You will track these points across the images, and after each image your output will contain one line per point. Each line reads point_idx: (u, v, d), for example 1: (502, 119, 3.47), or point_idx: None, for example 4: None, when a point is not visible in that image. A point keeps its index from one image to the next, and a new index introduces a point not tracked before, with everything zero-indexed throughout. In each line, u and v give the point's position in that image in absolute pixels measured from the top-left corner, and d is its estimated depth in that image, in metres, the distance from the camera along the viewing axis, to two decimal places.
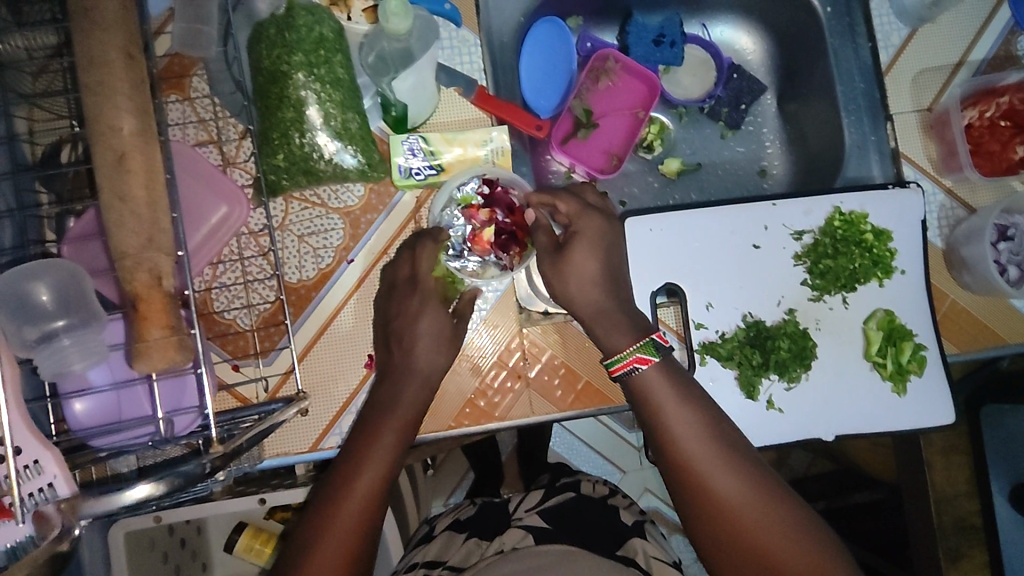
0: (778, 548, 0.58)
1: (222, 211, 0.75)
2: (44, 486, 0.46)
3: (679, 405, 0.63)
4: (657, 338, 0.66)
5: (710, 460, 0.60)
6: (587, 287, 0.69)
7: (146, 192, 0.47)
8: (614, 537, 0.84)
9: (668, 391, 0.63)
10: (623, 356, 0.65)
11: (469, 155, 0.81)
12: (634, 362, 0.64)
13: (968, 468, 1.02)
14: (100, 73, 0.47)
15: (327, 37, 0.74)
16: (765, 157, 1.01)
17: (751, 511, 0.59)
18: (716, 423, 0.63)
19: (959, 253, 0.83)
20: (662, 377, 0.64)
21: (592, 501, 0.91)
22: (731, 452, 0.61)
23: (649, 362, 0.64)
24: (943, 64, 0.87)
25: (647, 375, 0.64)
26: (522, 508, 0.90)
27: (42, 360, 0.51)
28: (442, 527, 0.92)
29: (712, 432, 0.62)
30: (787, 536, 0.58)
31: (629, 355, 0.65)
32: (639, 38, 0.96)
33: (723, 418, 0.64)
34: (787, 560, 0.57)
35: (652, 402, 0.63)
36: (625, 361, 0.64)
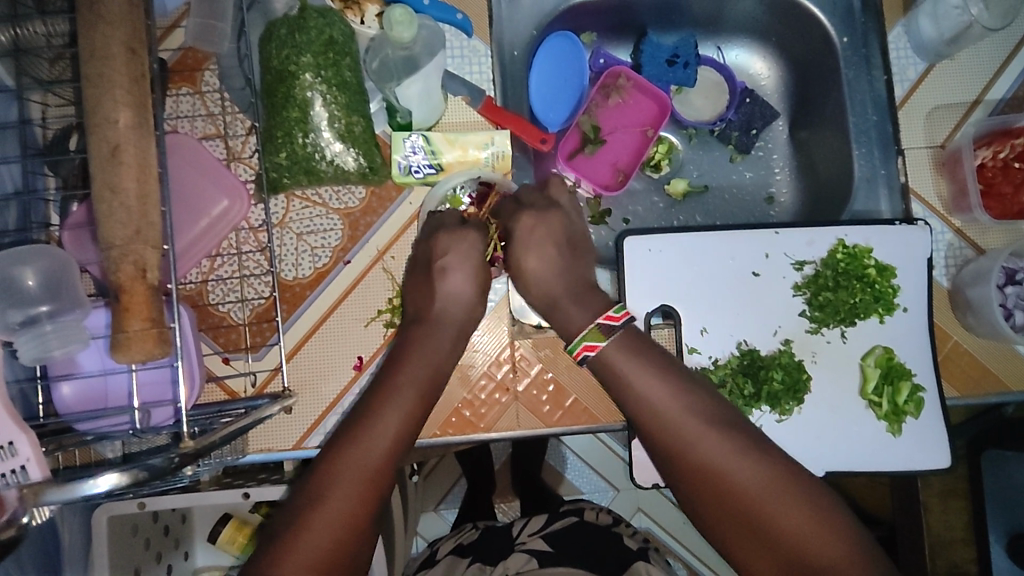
0: (767, 499, 0.60)
1: (223, 205, 0.76)
2: (16, 468, 0.45)
3: (646, 375, 0.69)
4: (605, 322, 0.73)
5: (683, 423, 0.65)
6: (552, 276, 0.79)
7: (137, 185, 0.47)
8: (615, 562, 0.84)
9: (634, 364, 0.70)
10: (573, 346, 0.73)
11: (469, 157, 0.81)
12: (584, 349, 0.72)
13: (966, 513, 1.00)
14: (101, 66, 0.47)
15: (337, 39, 0.75)
16: (774, 184, 1.00)
17: (735, 464, 0.62)
18: (686, 389, 0.68)
19: (964, 294, 0.82)
20: (623, 353, 0.71)
21: (593, 527, 0.90)
22: (706, 414, 0.65)
23: (597, 346, 0.72)
24: (958, 102, 0.86)
25: (606, 352, 0.71)
26: (525, 532, 0.90)
27: (24, 343, 0.52)
28: (444, 552, 0.93)
29: (682, 399, 0.67)
30: (777, 495, 0.60)
31: (580, 343, 0.73)
32: (652, 57, 0.96)
33: (695, 384, 0.68)
34: (783, 519, 0.59)
35: (620, 378, 0.70)
36: (577, 348, 0.73)
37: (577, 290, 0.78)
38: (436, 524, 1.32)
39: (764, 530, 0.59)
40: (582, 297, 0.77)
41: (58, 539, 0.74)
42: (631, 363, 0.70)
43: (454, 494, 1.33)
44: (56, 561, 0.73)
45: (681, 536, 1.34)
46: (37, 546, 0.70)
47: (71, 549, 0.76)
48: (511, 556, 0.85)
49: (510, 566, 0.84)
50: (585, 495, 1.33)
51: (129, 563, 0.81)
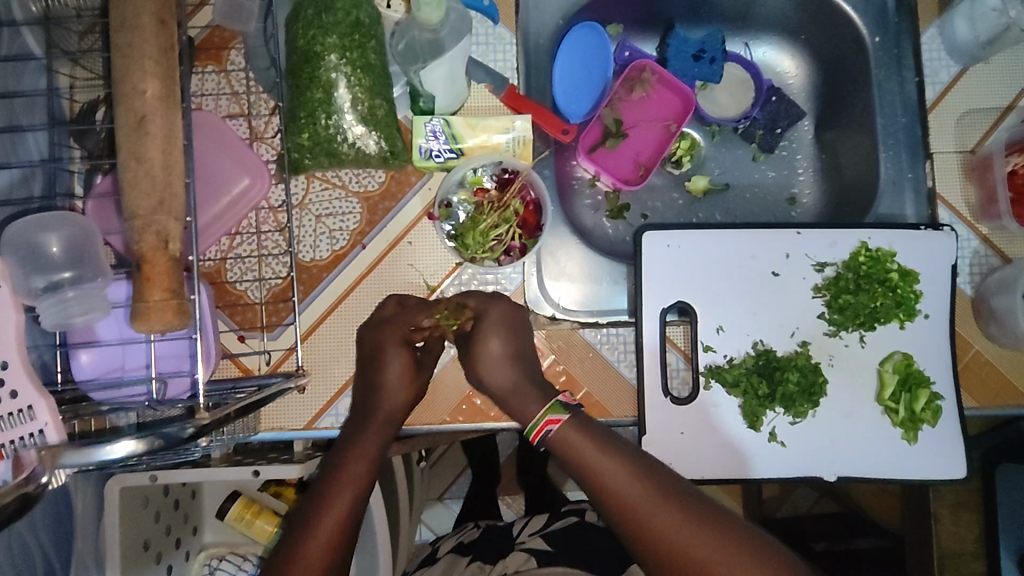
0: (696, 549, 0.56)
1: (244, 183, 0.76)
2: (34, 431, 0.46)
3: (604, 454, 0.61)
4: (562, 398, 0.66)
5: (654, 502, 0.58)
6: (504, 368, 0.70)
7: (162, 155, 0.48)
8: (617, 562, 0.83)
9: (591, 442, 0.62)
10: (535, 422, 0.65)
11: (490, 143, 0.80)
12: (545, 425, 0.64)
13: (978, 527, 0.98)
14: (132, 36, 0.47)
15: (363, 22, 0.75)
16: (796, 184, 0.99)
17: (715, 546, 0.56)
18: (645, 466, 0.61)
19: (988, 302, 0.80)
20: (578, 434, 0.63)
21: (598, 528, 0.89)
22: (675, 491, 0.59)
23: (560, 422, 0.64)
24: (991, 107, 0.85)
25: (565, 433, 0.63)
26: (526, 532, 0.90)
27: (46, 308, 0.52)
28: (444, 551, 0.94)
29: (647, 477, 0.60)
30: (702, 531, 0.56)
31: (541, 419, 0.65)
32: (678, 51, 0.95)
33: (654, 460, 0.62)
34: (706, 557, 0.55)
35: (580, 459, 0.61)
36: (538, 426, 0.64)
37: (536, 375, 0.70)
38: (439, 513, 1.32)
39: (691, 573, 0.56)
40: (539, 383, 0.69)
41: (70, 505, 0.75)
42: (590, 442, 0.62)
43: (458, 485, 1.33)
44: (67, 526, 0.74)
45: None
46: (50, 511, 0.71)
47: (80, 516, 0.77)
48: (511, 554, 0.85)
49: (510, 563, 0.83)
50: None
51: (139, 535, 0.82)
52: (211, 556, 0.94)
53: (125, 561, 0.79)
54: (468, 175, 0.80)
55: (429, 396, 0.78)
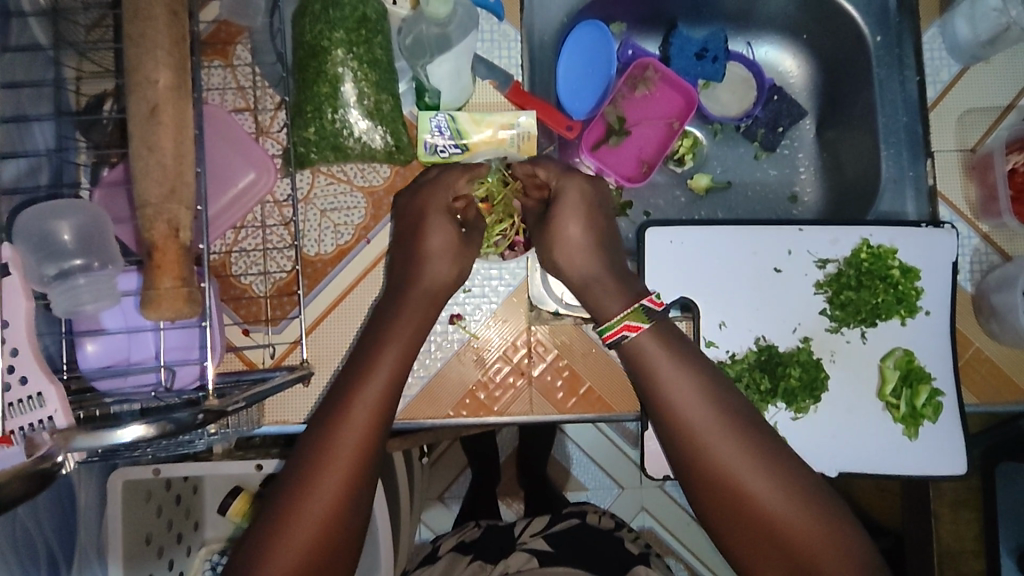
0: (750, 478, 0.57)
1: (250, 177, 0.76)
2: (43, 417, 0.47)
3: (673, 368, 0.61)
4: (647, 304, 0.64)
5: (707, 423, 0.59)
6: (586, 254, 0.70)
7: (173, 145, 0.48)
8: (617, 562, 0.84)
9: (664, 355, 0.62)
10: (612, 324, 0.64)
11: (495, 138, 0.81)
12: (624, 329, 0.63)
13: (977, 525, 0.99)
14: (143, 26, 0.48)
15: (370, 17, 0.75)
16: (797, 183, 0.99)
17: (755, 475, 0.57)
18: (716, 394, 0.60)
19: (988, 300, 0.80)
20: (657, 343, 0.62)
21: (597, 530, 0.90)
22: (733, 418, 0.60)
23: (639, 329, 0.62)
24: (991, 106, 0.85)
25: (641, 339, 0.63)
26: (528, 532, 0.91)
27: (58, 295, 0.54)
28: (446, 547, 0.94)
29: (712, 398, 0.60)
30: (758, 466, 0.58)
31: (620, 322, 0.63)
32: (681, 50, 0.96)
33: (724, 380, 0.62)
34: (755, 491, 0.57)
35: (648, 367, 0.62)
36: (616, 328, 0.63)
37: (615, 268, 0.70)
38: (439, 512, 1.32)
39: (742, 502, 0.57)
40: (620, 278, 0.69)
41: (74, 498, 0.75)
42: (663, 354, 0.62)
43: (459, 484, 1.33)
44: (71, 518, 0.74)
45: (684, 537, 1.33)
46: (54, 502, 0.71)
47: (84, 509, 0.77)
48: (512, 554, 0.85)
49: (512, 563, 0.83)
50: (589, 491, 1.33)
51: (142, 529, 0.82)
52: (213, 551, 0.95)
53: (128, 554, 0.80)
54: None
55: (432, 391, 0.78)
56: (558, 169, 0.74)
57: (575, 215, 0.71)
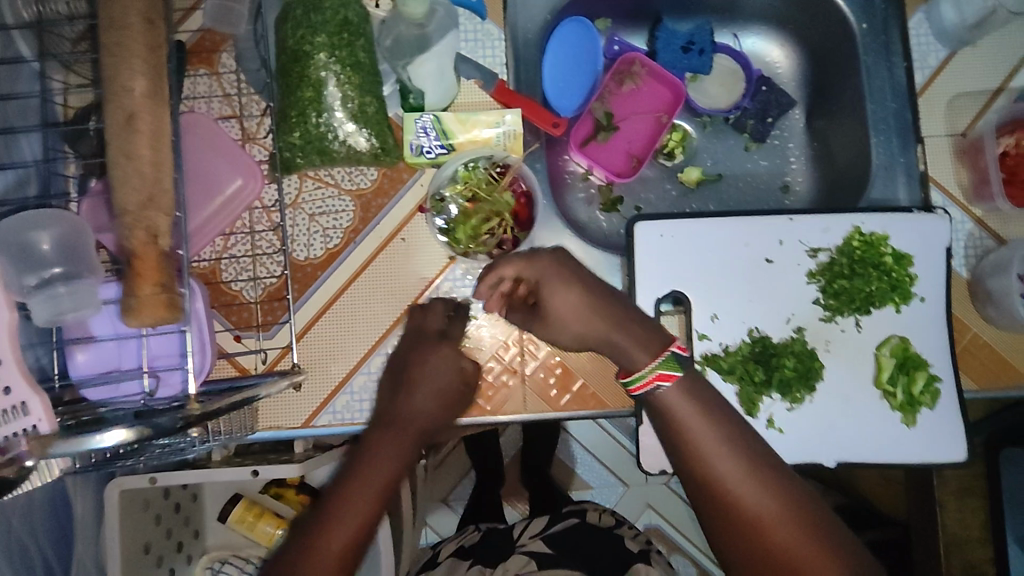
0: (790, 540, 0.53)
1: (237, 183, 0.76)
2: (28, 426, 0.46)
3: (707, 427, 0.57)
4: (678, 351, 0.60)
5: (749, 484, 0.55)
6: (581, 318, 0.62)
7: (151, 153, 0.48)
8: (617, 560, 0.83)
9: (696, 413, 0.58)
10: (643, 373, 0.58)
11: (481, 137, 0.80)
12: (655, 380, 0.58)
13: (983, 514, 0.98)
14: (119, 36, 0.48)
15: (352, 20, 0.76)
16: (789, 173, 0.99)
17: (801, 539, 0.53)
18: (752, 448, 0.57)
19: (984, 285, 0.79)
20: (687, 398, 0.58)
21: (597, 529, 0.89)
22: (776, 477, 0.56)
23: (672, 379, 0.58)
24: (980, 91, 0.85)
25: (668, 398, 0.58)
26: (526, 535, 0.89)
27: (39, 303, 0.54)
28: (445, 553, 0.94)
29: (748, 458, 0.56)
30: (800, 527, 0.54)
31: (649, 373, 0.58)
32: (667, 44, 0.95)
33: (758, 436, 0.58)
34: (794, 551, 0.53)
35: (679, 424, 0.58)
36: (645, 380, 0.58)
37: (621, 322, 0.61)
38: (446, 518, 1.32)
39: (776, 563, 0.53)
40: (631, 323, 0.62)
41: (70, 510, 0.76)
42: (693, 412, 0.57)
43: (463, 487, 1.33)
44: (67, 528, 0.75)
45: (688, 533, 1.33)
46: (49, 514, 0.71)
47: (81, 521, 0.77)
48: (511, 558, 0.84)
49: (510, 568, 0.83)
50: (594, 490, 1.32)
51: (140, 538, 0.82)
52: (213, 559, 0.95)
53: (128, 563, 0.79)
54: (457, 169, 0.79)
55: None
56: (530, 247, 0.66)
57: (564, 280, 0.63)
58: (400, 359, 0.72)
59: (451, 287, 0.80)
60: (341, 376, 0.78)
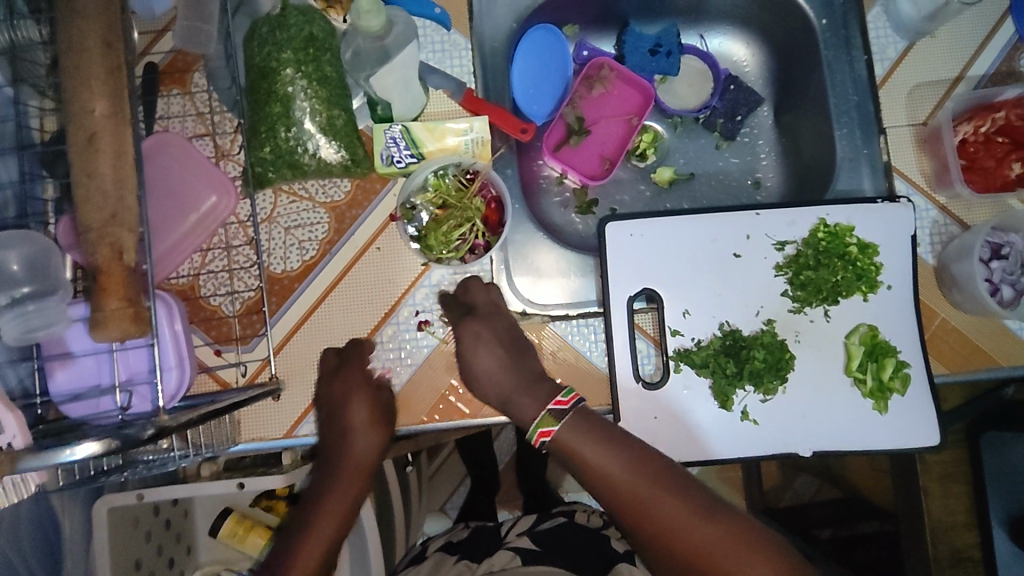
0: (692, 529, 0.63)
1: (211, 200, 0.78)
2: (2, 444, 0.48)
3: (599, 450, 0.68)
4: (555, 407, 0.71)
5: (644, 491, 0.65)
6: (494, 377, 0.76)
7: (113, 171, 0.49)
8: (604, 560, 0.83)
9: (588, 441, 0.68)
10: (530, 434, 0.71)
11: (449, 145, 0.82)
12: (540, 436, 0.71)
13: (967, 498, 0.96)
14: (79, 60, 0.50)
15: (317, 36, 0.77)
16: (760, 169, 1.01)
17: (702, 528, 0.63)
18: (641, 458, 0.67)
19: (950, 270, 0.81)
20: (576, 431, 0.69)
21: (584, 529, 0.90)
22: (667, 480, 0.66)
23: (551, 433, 0.70)
24: (939, 80, 0.86)
25: (562, 435, 0.70)
26: (514, 531, 0.91)
27: (8, 322, 0.55)
28: (433, 548, 0.94)
29: (641, 466, 0.67)
30: (698, 517, 0.64)
31: (536, 429, 0.71)
32: (634, 47, 0.98)
33: (645, 448, 0.69)
34: (699, 539, 0.63)
35: (576, 454, 0.68)
36: (533, 436, 0.71)
37: (525, 379, 0.76)
38: (441, 524, 1.32)
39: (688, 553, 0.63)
40: (531, 388, 0.75)
41: (59, 528, 0.77)
42: (585, 439, 0.69)
43: (458, 496, 1.34)
44: (57, 545, 0.76)
45: None
46: (36, 532, 0.72)
47: (70, 537, 0.78)
48: (497, 552, 0.86)
49: (495, 562, 0.84)
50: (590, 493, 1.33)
51: (130, 554, 0.83)
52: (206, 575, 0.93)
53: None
54: (428, 176, 0.81)
55: (405, 398, 0.79)
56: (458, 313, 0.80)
57: (481, 347, 0.77)
58: (328, 390, 0.78)
59: (427, 292, 0.81)
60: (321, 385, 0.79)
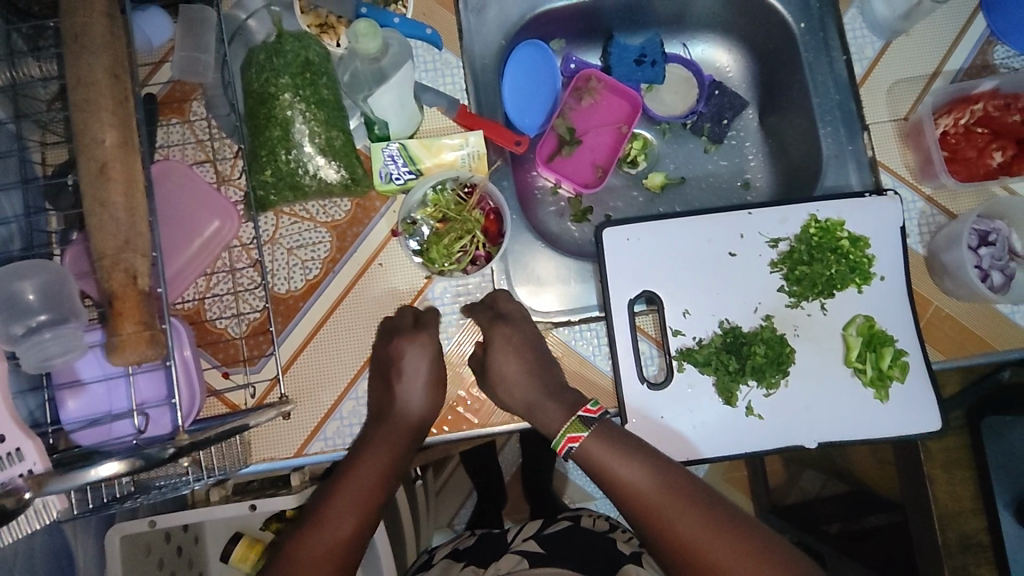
0: (712, 547, 0.63)
1: (214, 225, 0.79)
2: (23, 471, 0.49)
3: (623, 460, 0.69)
4: (584, 414, 0.73)
5: (665, 504, 0.66)
6: (522, 385, 0.76)
7: (125, 199, 0.51)
8: (610, 561, 0.84)
9: (611, 452, 0.69)
10: (558, 440, 0.73)
11: (447, 161, 0.84)
12: (568, 441, 0.72)
13: (972, 484, 0.97)
14: (87, 92, 0.51)
15: (313, 61, 0.79)
16: (748, 170, 1.03)
17: (719, 546, 0.63)
18: (664, 471, 0.68)
19: (940, 259, 0.83)
20: (601, 441, 0.70)
21: (590, 532, 0.90)
22: (689, 495, 0.66)
23: (580, 437, 0.71)
24: (917, 75, 0.89)
25: (589, 445, 0.71)
26: (521, 535, 0.91)
27: (25, 352, 0.56)
28: (441, 555, 0.95)
29: (663, 483, 0.67)
30: (717, 533, 0.64)
31: (564, 435, 0.72)
32: (620, 58, 1.00)
33: (670, 463, 0.69)
34: (718, 556, 0.63)
35: (600, 464, 0.70)
36: (561, 442, 0.72)
37: (551, 387, 0.77)
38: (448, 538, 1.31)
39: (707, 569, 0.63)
40: (558, 394, 0.76)
41: (72, 557, 0.77)
42: (611, 451, 0.69)
43: (466, 509, 1.32)
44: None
45: None
46: (52, 562, 0.72)
47: (83, 566, 0.78)
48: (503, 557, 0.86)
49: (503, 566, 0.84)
50: (598, 501, 1.33)
51: None
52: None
53: None
54: (430, 191, 0.83)
55: None
56: (487, 317, 0.80)
57: (507, 349, 0.77)
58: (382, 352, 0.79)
59: (429, 303, 0.82)
60: (328, 404, 0.80)
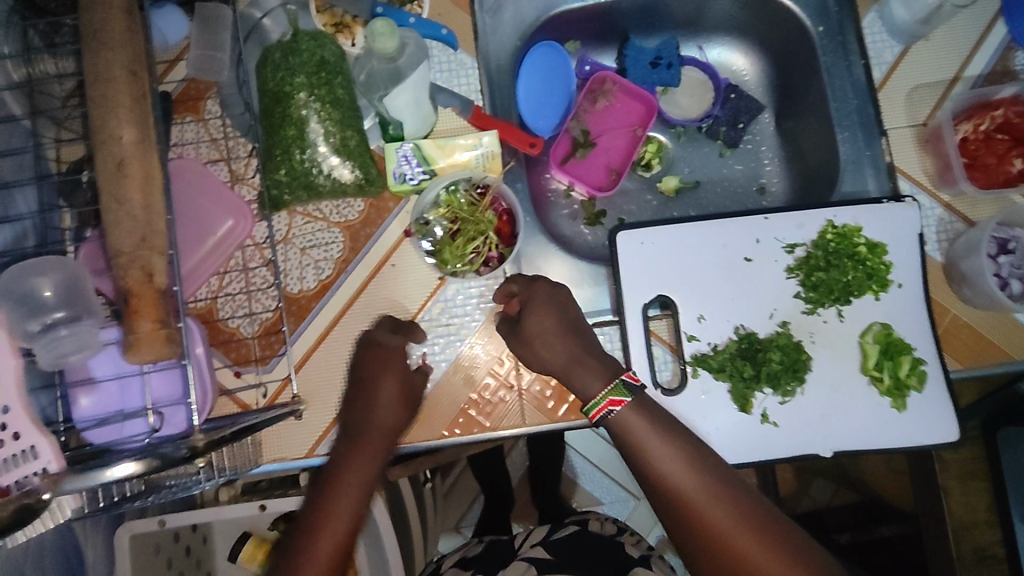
0: (743, 541, 0.62)
1: (228, 224, 0.79)
2: (37, 469, 0.48)
3: (661, 439, 0.67)
4: (627, 377, 0.71)
5: (701, 492, 0.64)
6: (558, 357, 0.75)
7: (142, 197, 0.50)
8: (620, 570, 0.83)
9: (650, 427, 0.68)
10: (597, 401, 0.69)
11: (460, 161, 0.83)
12: (607, 406, 0.69)
13: (987, 495, 0.96)
14: (105, 89, 0.50)
15: (328, 60, 0.79)
16: (763, 175, 1.02)
17: (751, 541, 0.62)
18: (702, 459, 0.66)
19: (958, 267, 0.82)
20: (642, 414, 0.68)
21: (601, 537, 0.89)
22: (727, 486, 0.65)
23: (622, 403, 0.69)
24: (937, 80, 0.88)
25: (626, 417, 0.68)
26: (528, 540, 0.90)
27: (41, 348, 0.56)
28: (450, 563, 0.93)
29: (701, 469, 0.65)
30: (750, 528, 0.63)
31: (603, 400, 0.69)
32: (636, 60, 0.99)
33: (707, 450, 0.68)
34: (748, 550, 0.62)
35: (636, 440, 0.68)
36: (600, 406, 0.69)
37: (588, 351, 0.74)
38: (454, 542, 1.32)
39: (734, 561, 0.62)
40: (593, 352, 0.73)
41: (82, 556, 0.77)
42: (649, 427, 0.68)
43: (472, 513, 1.33)
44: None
45: None
46: (61, 561, 0.72)
47: (92, 566, 0.78)
48: (513, 564, 0.86)
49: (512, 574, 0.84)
50: (606, 506, 1.33)
51: None
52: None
53: None
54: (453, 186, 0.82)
55: (423, 414, 0.79)
56: (523, 279, 0.79)
57: (538, 306, 0.75)
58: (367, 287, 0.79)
59: (442, 303, 0.82)
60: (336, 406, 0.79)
